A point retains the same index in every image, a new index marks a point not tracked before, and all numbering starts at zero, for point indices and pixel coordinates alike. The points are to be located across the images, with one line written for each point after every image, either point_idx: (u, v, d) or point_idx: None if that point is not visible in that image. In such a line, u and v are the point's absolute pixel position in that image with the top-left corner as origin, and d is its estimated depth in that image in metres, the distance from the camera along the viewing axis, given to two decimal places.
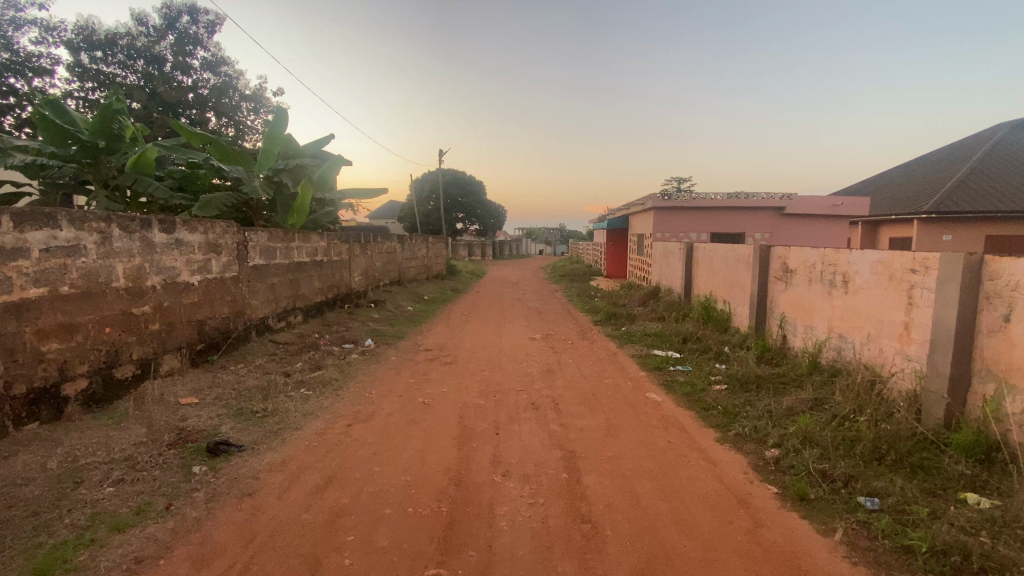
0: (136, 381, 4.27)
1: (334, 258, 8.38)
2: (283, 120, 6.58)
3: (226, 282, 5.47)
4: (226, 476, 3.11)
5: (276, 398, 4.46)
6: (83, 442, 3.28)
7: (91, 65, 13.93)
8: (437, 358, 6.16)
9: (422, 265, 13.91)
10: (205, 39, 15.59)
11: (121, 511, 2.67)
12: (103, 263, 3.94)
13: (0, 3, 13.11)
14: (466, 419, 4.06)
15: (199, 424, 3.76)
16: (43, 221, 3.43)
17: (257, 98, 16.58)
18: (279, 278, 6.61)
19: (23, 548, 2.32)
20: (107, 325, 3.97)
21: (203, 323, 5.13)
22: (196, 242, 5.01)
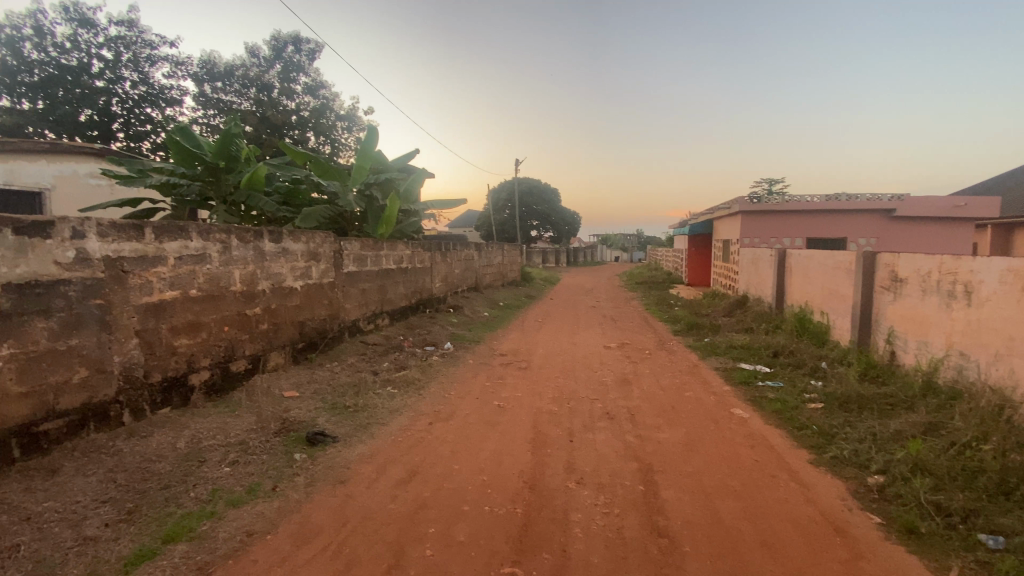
0: (247, 374, 4.79)
1: (417, 265, 8.84)
2: (375, 138, 7.11)
3: (324, 287, 5.99)
4: (321, 464, 3.41)
5: (366, 395, 4.80)
6: (205, 426, 3.76)
7: (212, 95, 16.04)
8: (512, 363, 6.28)
9: (498, 271, 14.25)
10: (307, 65, 17.19)
11: (235, 489, 3.02)
12: (223, 269, 4.47)
13: (139, 44, 15.47)
14: (540, 425, 4.11)
15: (300, 416, 4.14)
16: (177, 233, 3.98)
17: (351, 117, 17.98)
18: (369, 283, 7.09)
19: (158, 516, 2.70)
20: (226, 324, 4.50)
21: (304, 324, 5.65)
22: (300, 250, 5.54)
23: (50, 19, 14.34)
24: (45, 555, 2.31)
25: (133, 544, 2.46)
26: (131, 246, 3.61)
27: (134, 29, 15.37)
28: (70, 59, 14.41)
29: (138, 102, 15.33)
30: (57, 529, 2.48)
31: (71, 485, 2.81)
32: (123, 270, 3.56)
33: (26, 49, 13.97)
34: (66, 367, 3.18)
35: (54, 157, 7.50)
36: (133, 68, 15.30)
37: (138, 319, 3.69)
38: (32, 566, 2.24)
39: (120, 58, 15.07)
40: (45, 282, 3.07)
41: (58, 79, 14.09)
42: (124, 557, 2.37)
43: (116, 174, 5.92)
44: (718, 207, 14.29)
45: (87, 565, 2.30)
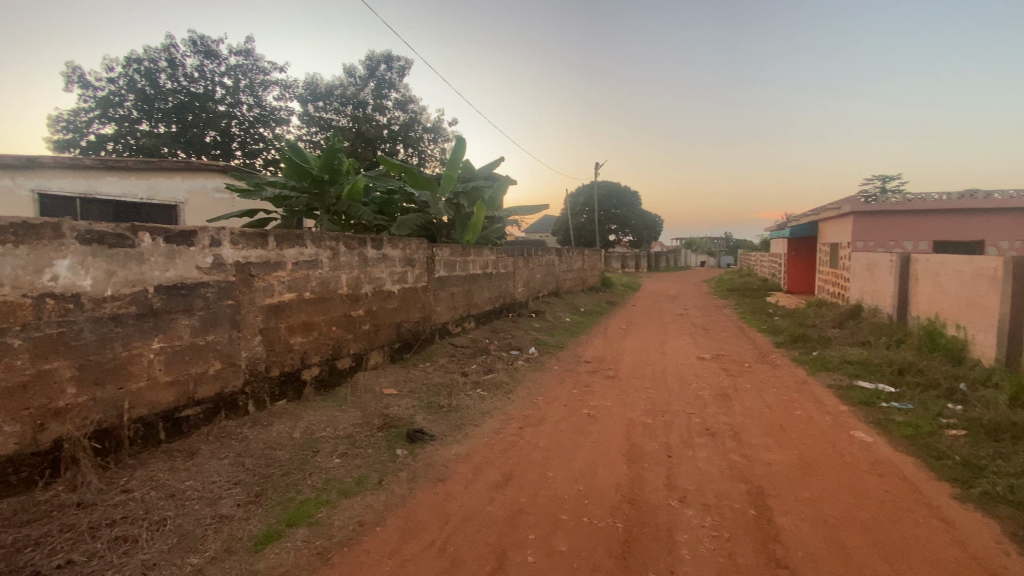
0: (351, 371, 5.12)
1: (501, 270, 8.98)
2: (463, 147, 7.34)
3: (418, 291, 6.27)
4: (421, 461, 3.54)
5: (458, 396, 4.93)
6: (317, 418, 4.05)
7: (315, 114, 17.54)
8: (599, 371, 6.15)
9: (578, 276, 14.12)
10: (398, 82, 18.21)
11: (345, 480, 3.22)
12: (332, 273, 4.82)
13: (255, 72, 17.34)
14: (635, 437, 3.97)
15: (399, 413, 4.35)
16: (295, 241, 4.35)
17: (437, 129, 18.84)
18: (457, 288, 7.31)
19: (281, 500, 2.95)
20: (333, 324, 4.85)
21: (401, 325, 5.94)
22: (397, 256, 5.83)
23: (183, 54, 16.50)
24: (189, 529, 2.59)
25: (260, 525, 2.69)
26: (257, 252, 4.00)
27: (250, 58, 17.31)
28: (198, 87, 16.42)
29: (253, 123, 17.15)
30: (197, 506, 2.77)
31: (207, 467, 3.14)
32: (250, 274, 3.95)
33: (163, 80, 16.11)
34: (203, 360, 3.58)
35: (188, 173, 8.58)
36: (249, 93, 17.19)
37: (262, 318, 4.07)
38: (179, 538, 2.51)
39: (239, 85, 16.99)
40: (189, 284, 3.47)
41: (189, 105, 16.10)
42: (254, 537, 2.59)
43: (238, 188, 6.56)
44: (823, 208, 13.06)
45: (224, 541, 2.54)
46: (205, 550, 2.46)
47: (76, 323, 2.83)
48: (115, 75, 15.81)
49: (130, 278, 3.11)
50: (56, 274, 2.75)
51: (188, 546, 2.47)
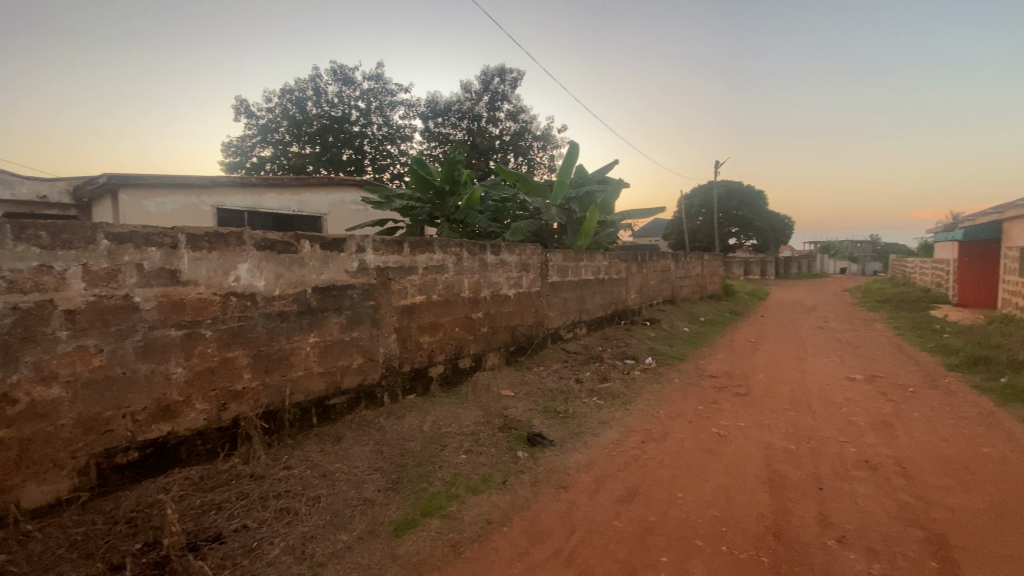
0: (471, 371, 5.33)
1: (614, 276, 8.76)
2: (576, 152, 7.29)
3: (533, 296, 6.34)
4: (543, 466, 3.56)
5: (574, 402, 4.88)
6: (443, 414, 4.27)
7: (435, 129, 18.73)
8: (726, 388, 5.69)
9: (696, 284, 13.29)
10: (510, 93, 18.80)
11: (471, 476, 3.34)
12: (456, 278, 5.06)
13: (384, 94, 19.12)
14: (775, 463, 3.59)
15: (518, 415, 4.42)
16: (425, 247, 4.63)
17: (547, 137, 19.21)
18: (570, 293, 7.28)
19: (415, 490, 3.13)
20: (456, 325, 5.08)
21: (516, 329, 6.06)
22: (514, 261, 5.95)
23: (326, 83, 18.69)
24: (339, 508, 2.85)
25: (398, 512, 2.88)
26: (393, 258, 4.32)
27: (380, 83, 19.14)
28: (338, 111, 18.48)
29: (382, 141, 18.86)
30: (345, 488, 3.04)
31: (352, 452, 3.45)
32: (387, 278, 4.29)
33: (311, 108, 18.41)
34: (348, 354, 3.96)
35: (330, 188, 9.81)
36: (379, 113, 18.94)
37: (397, 318, 4.39)
38: (332, 515, 2.78)
39: (371, 107, 18.87)
40: (339, 286, 3.86)
41: (330, 127, 18.12)
42: (394, 523, 2.78)
43: (370, 200, 7.12)
44: (1009, 204, 10.83)
45: (368, 523, 2.75)
46: (353, 530, 2.69)
47: (252, 318, 3.28)
48: (273, 105, 18.37)
49: (293, 280, 3.53)
50: (239, 276, 3.20)
51: (339, 524, 2.72)
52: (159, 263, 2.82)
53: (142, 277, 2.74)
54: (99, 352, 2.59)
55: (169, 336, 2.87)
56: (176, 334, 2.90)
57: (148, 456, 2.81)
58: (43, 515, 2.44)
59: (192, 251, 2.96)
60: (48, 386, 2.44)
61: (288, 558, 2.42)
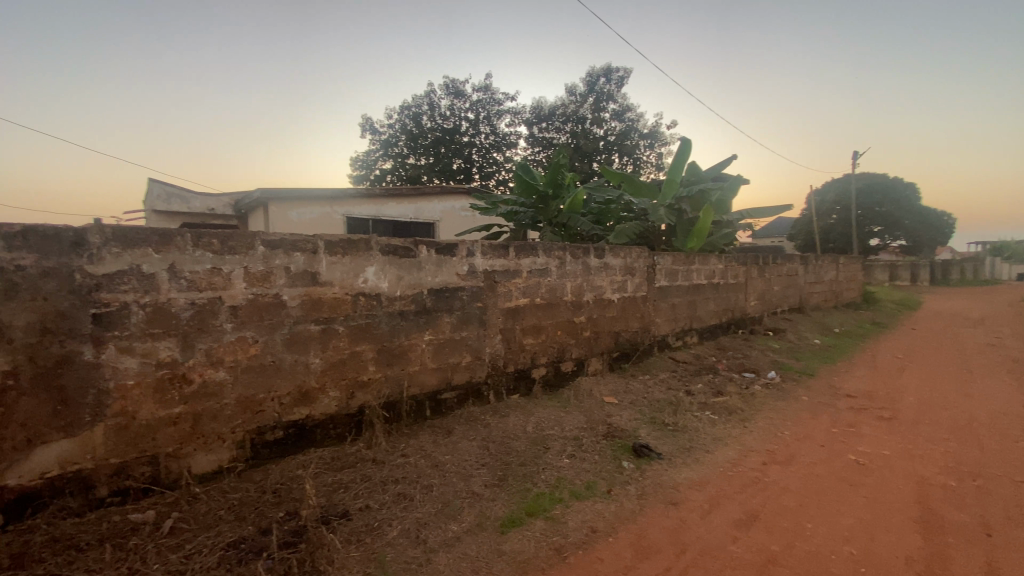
0: (573, 375, 5.30)
1: (730, 281, 8.13)
2: (688, 149, 6.91)
3: (638, 301, 6.13)
4: (650, 479, 3.42)
5: (684, 416, 4.62)
6: (546, 416, 4.30)
7: (539, 134, 18.88)
8: (866, 410, 4.99)
9: (828, 290, 11.87)
10: (616, 92, 18.55)
11: (575, 482, 3.31)
12: (560, 281, 5.07)
13: (492, 104, 19.95)
14: (930, 501, 3.08)
15: (623, 424, 4.30)
16: (530, 251, 4.70)
17: (654, 135, 18.73)
18: (679, 299, 6.91)
19: (520, 489, 3.18)
20: (560, 329, 5.09)
21: (620, 334, 5.90)
22: (619, 265, 5.78)
23: (439, 97, 19.90)
24: (450, 498, 2.99)
25: (504, 509, 2.95)
26: (500, 262, 4.45)
27: (488, 93, 19.95)
28: (449, 123, 19.60)
29: (489, 148, 19.63)
30: (455, 479, 3.19)
31: (460, 446, 3.61)
32: (494, 280, 4.42)
33: (425, 121, 19.69)
34: (457, 353, 4.15)
35: (443, 196, 10.47)
36: (487, 124, 19.89)
37: (502, 320, 4.50)
38: (443, 505, 2.92)
39: (479, 117, 19.78)
40: (450, 288, 4.06)
41: (443, 139, 19.23)
42: (500, 519, 2.85)
43: (477, 206, 7.34)
44: None
45: (477, 516, 2.85)
46: (462, 521, 2.80)
47: (375, 316, 3.58)
48: (393, 121, 19.97)
49: (411, 282, 3.79)
50: (366, 278, 3.52)
51: (449, 513, 2.85)
52: (303, 266, 3.19)
53: (288, 278, 3.13)
54: (255, 342, 3.01)
55: (308, 331, 3.24)
56: (314, 329, 3.26)
57: (289, 436, 3.19)
58: (209, 479, 2.87)
59: (328, 255, 3.30)
60: (216, 369, 2.87)
61: (404, 541, 2.58)
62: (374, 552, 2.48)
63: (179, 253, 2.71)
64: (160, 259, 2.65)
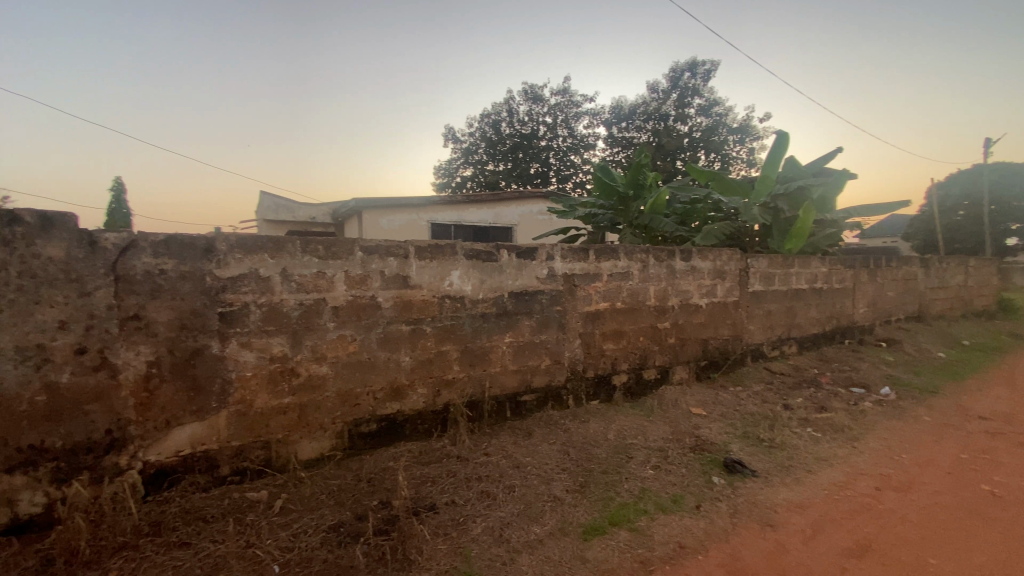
0: (657, 383, 5.11)
1: (835, 285, 7.41)
2: (786, 143, 6.40)
3: (728, 306, 5.78)
4: (743, 496, 3.20)
5: (782, 431, 4.28)
6: (628, 424, 4.18)
7: (618, 134, 18.48)
8: (1007, 435, 4.32)
9: (955, 296, 10.44)
10: (702, 87, 17.74)
11: (661, 494, 3.18)
12: (642, 285, 4.91)
13: (571, 106, 19.91)
14: None
15: (712, 437, 4.07)
16: (611, 254, 4.61)
17: (744, 130, 17.69)
18: (775, 305, 6.42)
19: (603, 497, 3.12)
20: (642, 335, 4.94)
21: (708, 342, 5.60)
22: (707, 268, 5.50)
23: (518, 103, 20.20)
24: (532, 501, 3.00)
25: (587, 516, 2.91)
26: (580, 265, 4.40)
27: (566, 96, 19.96)
28: (528, 128, 19.81)
29: (566, 151, 19.58)
30: (536, 482, 3.20)
31: (541, 449, 3.62)
32: (574, 284, 4.39)
33: (505, 127, 20.05)
34: (537, 356, 4.17)
35: (522, 200, 10.62)
36: (565, 127, 19.86)
37: (581, 324, 4.46)
38: (525, 506, 2.94)
39: (557, 120, 19.81)
40: (530, 291, 4.10)
41: (521, 144, 19.46)
42: (583, 526, 2.82)
43: (555, 209, 7.33)
44: None
45: (559, 521, 2.84)
46: (545, 524, 2.80)
47: (459, 318, 3.70)
48: (473, 129, 20.56)
49: (493, 285, 3.87)
50: (451, 281, 3.64)
51: (532, 515, 2.87)
52: (395, 270, 3.38)
53: (382, 281, 3.33)
54: (353, 340, 3.23)
55: (399, 330, 3.42)
56: (404, 329, 3.44)
57: (381, 428, 3.38)
58: (312, 465, 3.12)
59: (417, 260, 3.47)
60: (320, 364, 3.12)
61: (489, 538, 2.64)
62: (460, 547, 2.55)
63: (290, 259, 2.99)
64: (275, 264, 2.94)
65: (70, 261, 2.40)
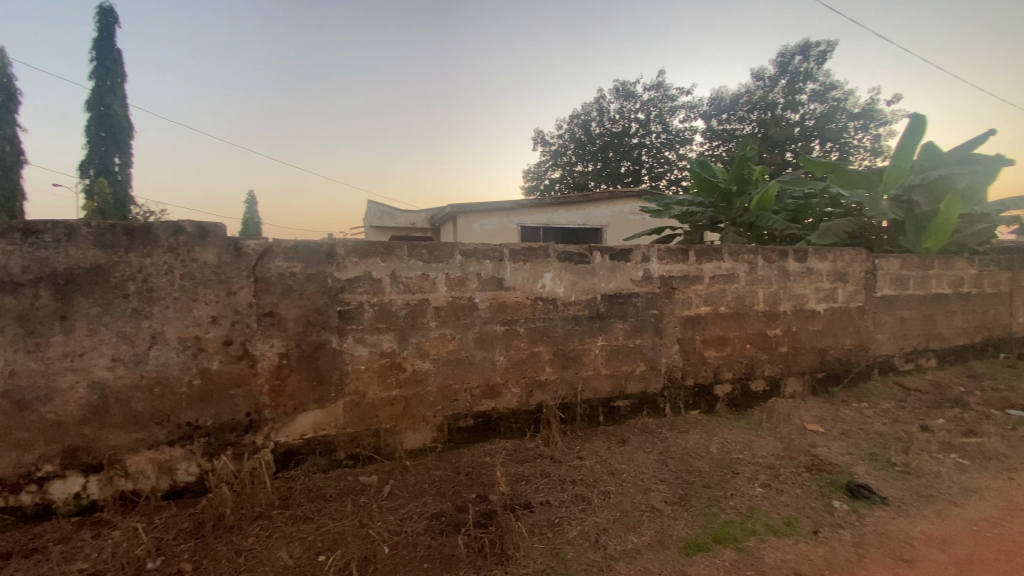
0: (765, 396, 4.75)
1: (987, 289, 6.37)
2: (923, 125, 5.59)
3: (851, 313, 5.20)
4: (870, 525, 2.87)
5: (918, 456, 3.76)
6: (733, 438, 3.92)
7: (718, 127, 17.46)
8: None
9: None
10: (817, 70, 16.20)
11: (771, 515, 2.95)
12: (749, 288, 4.59)
13: (666, 101, 19.20)
14: None
15: (831, 457, 3.69)
16: (713, 254, 4.36)
17: (867, 114, 15.89)
18: (909, 312, 5.66)
19: (705, 512, 2.95)
20: (748, 342, 4.61)
21: (826, 352, 5.08)
22: (826, 270, 4.99)
23: (609, 101, 19.86)
24: (628, 509, 2.93)
25: (688, 530, 2.77)
26: (679, 266, 4.22)
27: (660, 90, 19.26)
28: (619, 126, 19.40)
29: (660, 148, 18.90)
30: (633, 490, 3.12)
31: (637, 457, 3.52)
32: (673, 287, 4.21)
33: (595, 127, 19.78)
34: (632, 360, 4.06)
35: (613, 201, 10.42)
36: (659, 122, 19.16)
37: (680, 328, 4.27)
38: (621, 514, 2.88)
39: (651, 116, 19.17)
40: (625, 294, 4.01)
41: (612, 142, 19.08)
42: (684, 540, 2.69)
43: (649, 208, 7.07)
44: None
45: (657, 532, 2.74)
46: (643, 534, 2.72)
47: (552, 320, 3.72)
48: (563, 131, 20.56)
49: (587, 287, 3.84)
50: (544, 283, 3.68)
51: (629, 524, 2.80)
52: (491, 272, 3.48)
53: (479, 283, 3.45)
54: (453, 339, 3.38)
55: (495, 331, 3.51)
56: (500, 329, 3.53)
57: (478, 425, 3.50)
58: (415, 455, 3.32)
59: (512, 262, 3.54)
60: (423, 361, 3.30)
61: (585, 542, 2.62)
62: (555, 548, 2.56)
63: (398, 262, 3.21)
64: (385, 266, 3.17)
65: (220, 265, 2.78)
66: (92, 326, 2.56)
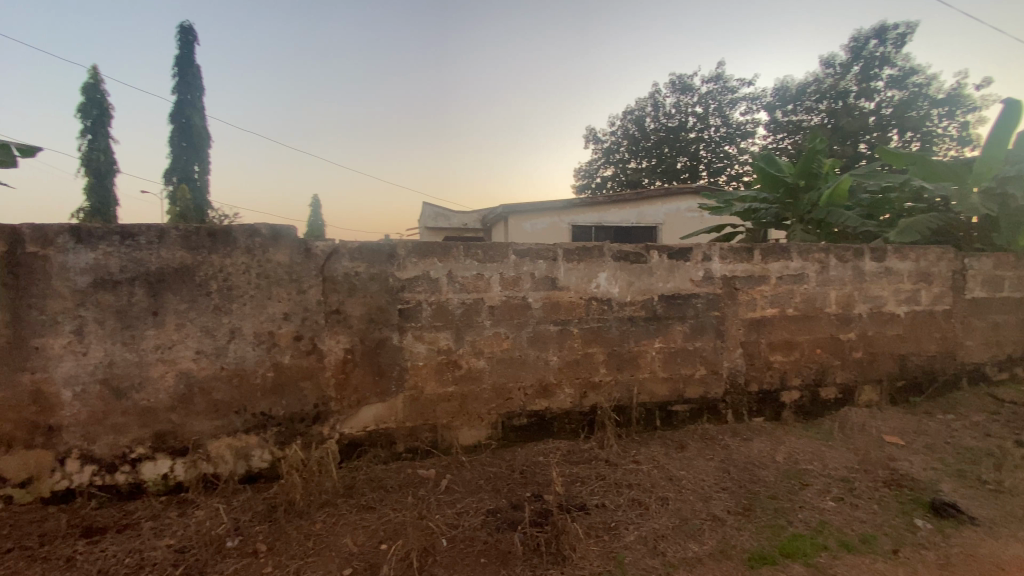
0: (837, 404, 4.47)
1: None
2: (1021, 107, 4.98)
3: (936, 316, 4.79)
4: (959, 548, 2.63)
5: (1016, 475, 3.41)
6: (802, 447, 3.72)
7: (783, 119, 16.57)
8: None
9: None
10: (895, 54, 15.03)
11: (845, 531, 2.77)
12: (819, 289, 4.33)
13: (725, 94, 18.45)
14: None
15: (913, 471, 3.42)
16: (780, 253, 4.15)
17: (954, 100, 14.57)
18: (1005, 316, 5.15)
19: (771, 524, 2.82)
20: (818, 346, 4.35)
21: (907, 358, 4.71)
22: (907, 270, 4.63)
23: (665, 96, 19.33)
24: (688, 516, 2.85)
25: (752, 542, 2.66)
26: (743, 266, 4.05)
27: (720, 83, 18.52)
28: (675, 122, 18.85)
29: (719, 142, 18.18)
30: (692, 498, 3.03)
31: (696, 463, 3.41)
32: (735, 288, 4.05)
33: (649, 123, 19.31)
34: (692, 364, 3.94)
35: (668, 199, 10.14)
36: (718, 116, 18.44)
37: (744, 331, 4.09)
38: (680, 521, 2.80)
39: (709, 110, 18.47)
40: (684, 295, 3.89)
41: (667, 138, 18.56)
42: (748, 552, 2.58)
43: (708, 206, 6.80)
44: None
45: (719, 542, 2.65)
46: (704, 543, 2.63)
47: (607, 320, 3.67)
48: (616, 128, 20.21)
49: (644, 288, 3.77)
50: (600, 283, 3.64)
51: (688, 532, 2.72)
52: (546, 272, 3.48)
53: (534, 283, 3.46)
54: (507, 338, 3.42)
55: (549, 330, 3.52)
56: (554, 329, 3.53)
57: (532, 424, 3.52)
58: (471, 452, 3.38)
59: (567, 262, 3.53)
60: (478, 359, 3.36)
61: (642, 548, 2.57)
62: (612, 551, 2.53)
63: (456, 262, 3.28)
64: (443, 266, 3.25)
65: (292, 265, 2.95)
66: (180, 321, 2.79)
